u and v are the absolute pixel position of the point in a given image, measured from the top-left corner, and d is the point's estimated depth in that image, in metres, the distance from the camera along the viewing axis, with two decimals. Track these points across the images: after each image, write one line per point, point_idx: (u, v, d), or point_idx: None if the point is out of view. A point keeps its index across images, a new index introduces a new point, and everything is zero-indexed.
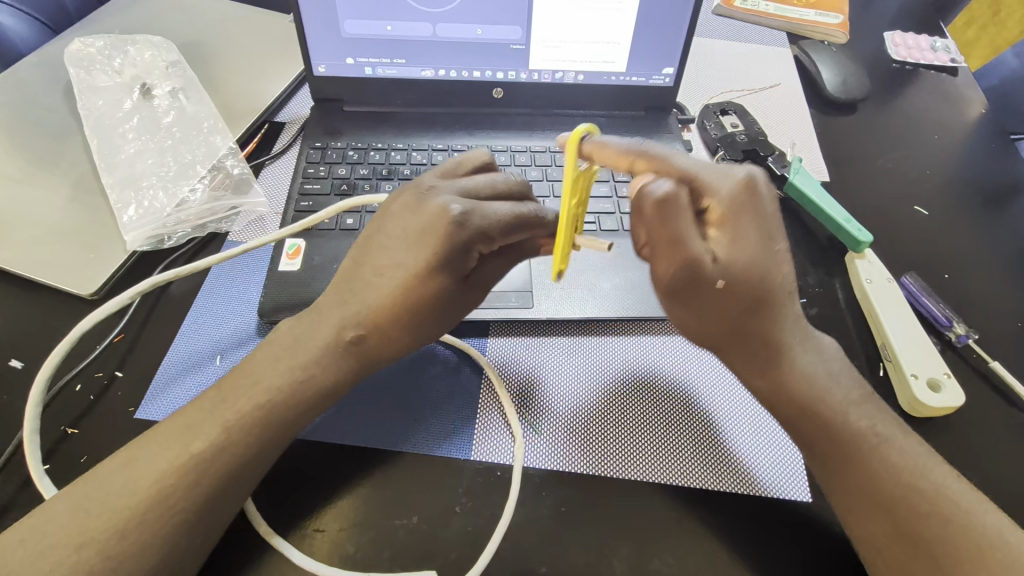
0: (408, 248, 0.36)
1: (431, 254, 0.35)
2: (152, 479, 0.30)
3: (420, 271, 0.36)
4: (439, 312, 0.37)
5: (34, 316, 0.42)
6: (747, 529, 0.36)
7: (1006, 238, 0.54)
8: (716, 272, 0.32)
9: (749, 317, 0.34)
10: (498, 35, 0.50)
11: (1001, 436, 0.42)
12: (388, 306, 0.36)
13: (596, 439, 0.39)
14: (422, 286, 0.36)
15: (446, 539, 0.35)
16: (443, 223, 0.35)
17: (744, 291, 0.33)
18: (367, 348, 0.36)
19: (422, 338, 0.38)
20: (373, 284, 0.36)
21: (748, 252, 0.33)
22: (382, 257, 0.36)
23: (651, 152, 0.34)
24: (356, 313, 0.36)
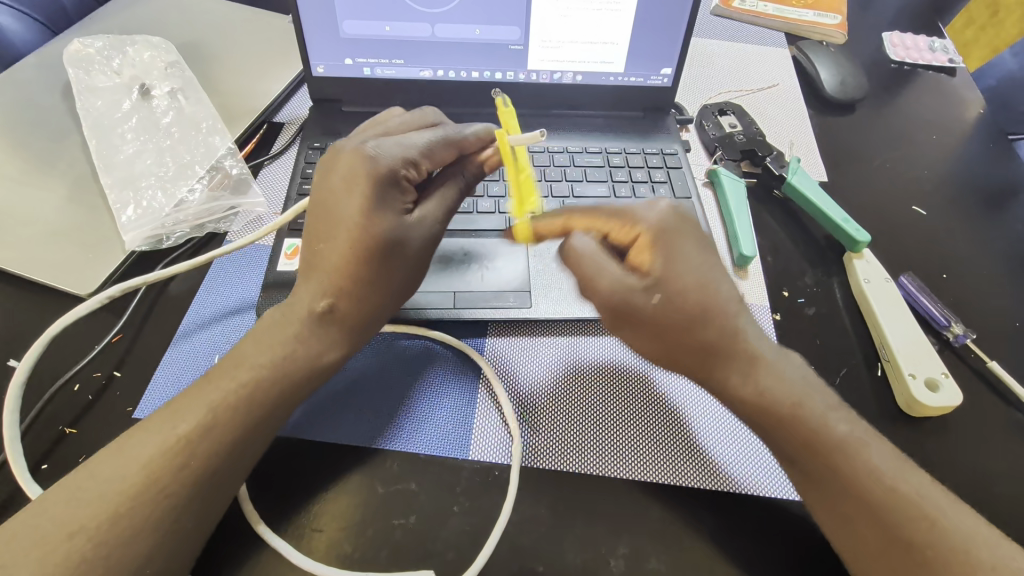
0: (338, 197, 0.36)
1: (360, 194, 0.36)
2: (147, 477, 0.30)
3: (360, 215, 0.36)
4: (393, 251, 0.37)
5: (32, 315, 0.42)
6: (743, 529, 0.36)
7: (1005, 238, 0.54)
8: (649, 300, 0.36)
9: (689, 330, 0.36)
10: (496, 36, 0.50)
11: (999, 436, 0.42)
12: (346, 262, 0.36)
13: (594, 439, 0.40)
14: (369, 229, 0.36)
15: (444, 539, 0.35)
16: (357, 161, 0.37)
17: (681, 303, 0.36)
18: (342, 313, 0.37)
19: (388, 285, 0.38)
20: (326, 248, 0.36)
21: (683, 266, 0.36)
22: (323, 218, 0.37)
23: (582, 209, 0.40)
24: (325, 287, 0.36)
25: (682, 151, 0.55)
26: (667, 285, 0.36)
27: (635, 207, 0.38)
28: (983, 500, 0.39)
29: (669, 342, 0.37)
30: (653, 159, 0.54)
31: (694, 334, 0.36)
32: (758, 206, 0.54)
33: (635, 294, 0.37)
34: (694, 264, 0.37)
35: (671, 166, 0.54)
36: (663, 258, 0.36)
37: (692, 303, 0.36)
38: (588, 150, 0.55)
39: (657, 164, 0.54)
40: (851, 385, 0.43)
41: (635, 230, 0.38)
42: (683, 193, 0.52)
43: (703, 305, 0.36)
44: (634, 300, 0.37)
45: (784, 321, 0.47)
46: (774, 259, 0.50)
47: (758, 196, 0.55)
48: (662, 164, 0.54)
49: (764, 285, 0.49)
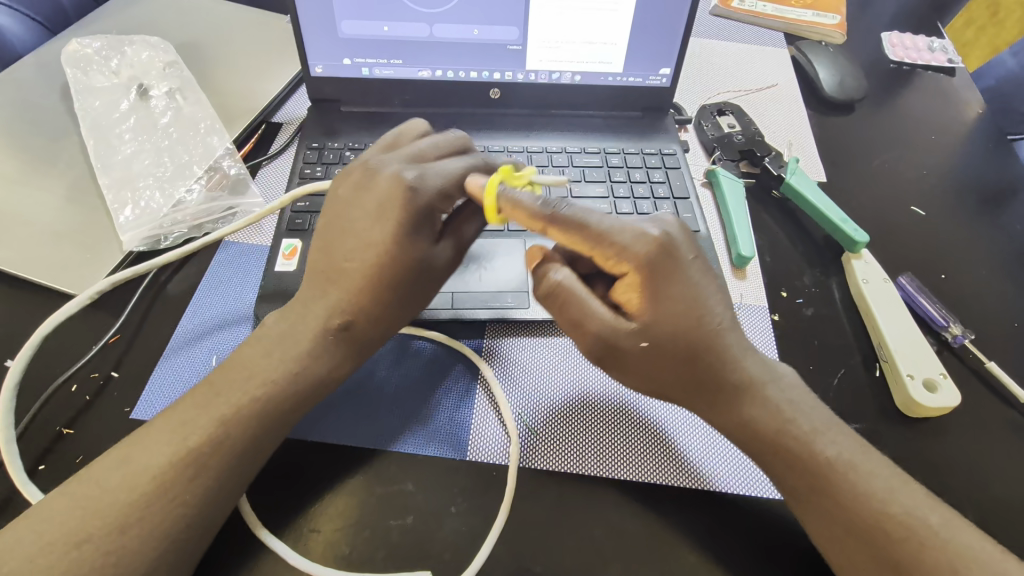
0: (370, 221, 0.36)
1: (394, 224, 0.35)
2: (146, 478, 0.30)
3: (391, 245, 0.35)
4: (414, 280, 0.37)
5: (30, 316, 0.42)
6: (740, 529, 0.36)
7: (1004, 239, 0.54)
8: (636, 348, 0.35)
9: (678, 371, 0.35)
10: (495, 36, 0.50)
11: (997, 436, 0.42)
12: (368, 288, 0.36)
13: (593, 441, 0.39)
14: (397, 258, 0.35)
15: (441, 540, 0.35)
16: (399, 191, 0.35)
17: (670, 351, 0.35)
18: (357, 332, 0.36)
19: (405, 309, 0.38)
20: (348, 270, 0.36)
21: (675, 313, 0.34)
22: (350, 237, 0.36)
23: (562, 221, 0.33)
24: (341, 304, 0.36)
25: (681, 152, 0.55)
26: (656, 333, 0.34)
27: (612, 228, 0.33)
28: (981, 500, 0.39)
29: (661, 375, 0.36)
30: (652, 159, 0.54)
31: (693, 368, 0.35)
32: (756, 206, 0.54)
33: (619, 340, 0.35)
34: (687, 307, 0.34)
35: (669, 166, 0.54)
36: (649, 298, 0.34)
37: (683, 351, 0.35)
38: (586, 151, 0.55)
39: (656, 164, 0.54)
40: (850, 386, 0.43)
41: (621, 265, 0.33)
42: (681, 193, 0.52)
43: (697, 351, 0.35)
44: (620, 343, 0.35)
45: (782, 322, 0.46)
46: (772, 259, 0.50)
47: (756, 196, 0.55)
48: (661, 164, 0.54)
49: (763, 285, 0.48)
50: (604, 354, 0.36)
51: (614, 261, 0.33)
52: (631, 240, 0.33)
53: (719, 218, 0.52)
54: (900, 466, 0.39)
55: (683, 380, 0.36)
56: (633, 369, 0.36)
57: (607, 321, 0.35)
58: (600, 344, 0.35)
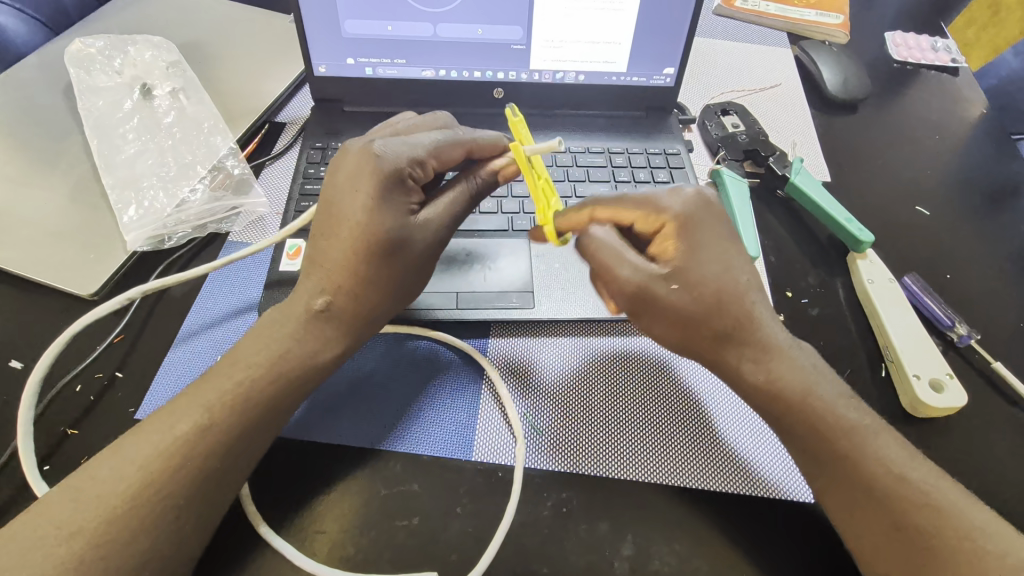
0: (344, 193, 0.36)
1: (365, 194, 0.36)
2: (149, 477, 0.30)
3: (365, 215, 0.36)
4: (394, 250, 0.36)
5: (33, 316, 0.42)
6: (747, 529, 0.36)
7: (1008, 238, 0.54)
8: (664, 289, 0.35)
9: (693, 309, 0.35)
10: (499, 35, 0.50)
11: (1002, 436, 0.42)
12: (349, 263, 0.36)
13: (598, 441, 0.39)
14: (372, 230, 0.36)
15: (447, 541, 0.35)
16: (367, 162, 0.36)
17: (698, 291, 0.35)
18: (338, 312, 0.36)
19: (387, 283, 0.37)
20: (327, 246, 0.36)
21: (704, 254, 0.36)
22: (327, 212, 0.37)
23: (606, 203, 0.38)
24: (321, 282, 0.36)
25: (686, 151, 0.55)
26: (682, 274, 0.35)
27: (659, 195, 0.37)
28: (987, 499, 0.39)
29: (686, 327, 0.36)
30: (656, 159, 0.54)
31: (720, 313, 0.35)
32: (760, 206, 0.54)
33: (647, 283, 0.35)
34: (723, 259, 0.36)
35: (673, 166, 0.54)
36: (686, 245, 0.36)
37: (710, 284, 0.35)
38: (590, 151, 0.55)
39: (660, 165, 0.54)
40: (855, 386, 0.43)
41: (659, 219, 0.36)
42: None
43: (715, 286, 0.35)
44: (649, 293, 0.35)
45: (787, 322, 0.46)
46: (777, 259, 0.50)
47: (761, 196, 0.55)
48: (665, 165, 0.54)
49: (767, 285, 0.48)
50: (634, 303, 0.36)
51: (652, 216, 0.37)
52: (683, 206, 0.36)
53: None
54: None
55: (697, 325, 0.36)
56: (653, 309, 0.36)
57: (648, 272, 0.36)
58: (633, 293, 0.36)
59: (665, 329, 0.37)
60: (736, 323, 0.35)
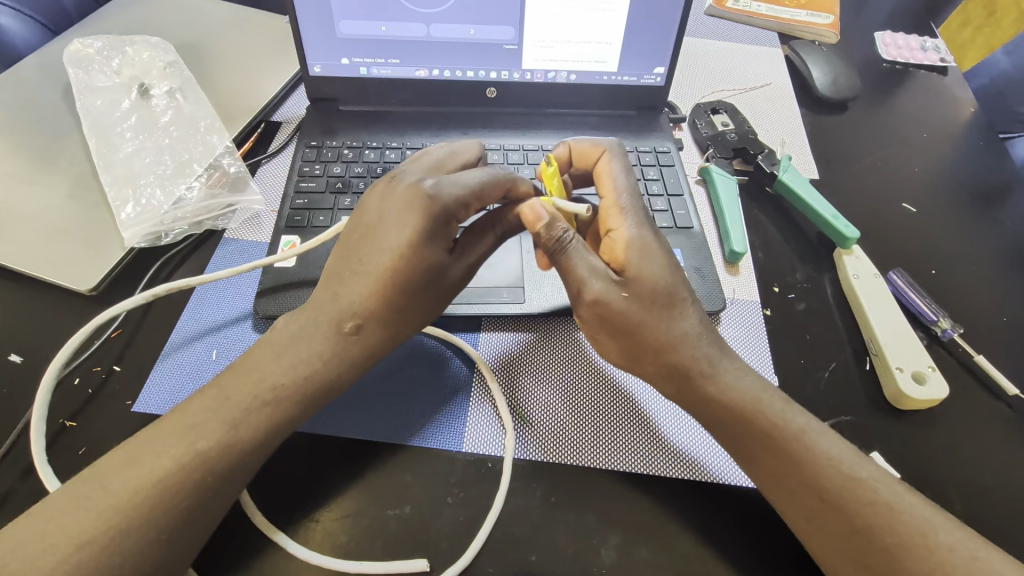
0: (390, 225, 0.37)
1: (412, 231, 0.36)
2: (145, 469, 0.31)
3: (410, 247, 0.36)
4: (426, 286, 0.38)
5: (32, 312, 0.43)
6: (731, 517, 0.37)
7: (994, 235, 0.54)
8: (617, 300, 0.37)
9: (641, 342, 0.38)
10: (491, 36, 0.51)
11: (985, 428, 0.42)
12: (387, 294, 0.36)
13: (588, 434, 0.40)
14: (414, 264, 0.36)
15: (438, 529, 0.36)
16: (420, 199, 0.37)
17: (646, 301, 0.37)
18: (366, 335, 0.37)
19: (413, 311, 0.38)
20: (365, 274, 0.36)
21: (654, 267, 0.38)
22: (368, 244, 0.37)
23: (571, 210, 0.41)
24: (354, 306, 0.36)
25: (676, 150, 0.56)
26: (636, 282, 0.37)
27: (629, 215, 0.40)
28: (969, 490, 0.39)
29: (637, 353, 0.38)
30: (646, 157, 0.55)
31: (669, 352, 0.38)
32: (749, 203, 0.55)
33: (593, 289, 0.37)
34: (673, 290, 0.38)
35: (663, 164, 0.54)
36: (636, 263, 0.38)
37: (657, 335, 0.38)
38: None
39: (650, 162, 0.54)
40: (841, 379, 0.44)
41: (614, 224, 0.40)
42: (675, 191, 0.52)
43: (662, 330, 0.38)
44: (588, 299, 0.37)
45: (775, 317, 0.47)
46: (765, 256, 0.51)
47: (749, 194, 0.56)
48: (655, 162, 0.55)
49: (755, 280, 0.49)
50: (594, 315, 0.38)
51: (611, 216, 0.40)
52: (637, 220, 0.40)
53: (712, 215, 0.53)
54: (889, 458, 0.40)
55: (646, 356, 0.38)
56: (596, 320, 0.38)
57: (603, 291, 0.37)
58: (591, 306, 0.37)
59: (618, 352, 0.40)
60: (679, 362, 0.38)
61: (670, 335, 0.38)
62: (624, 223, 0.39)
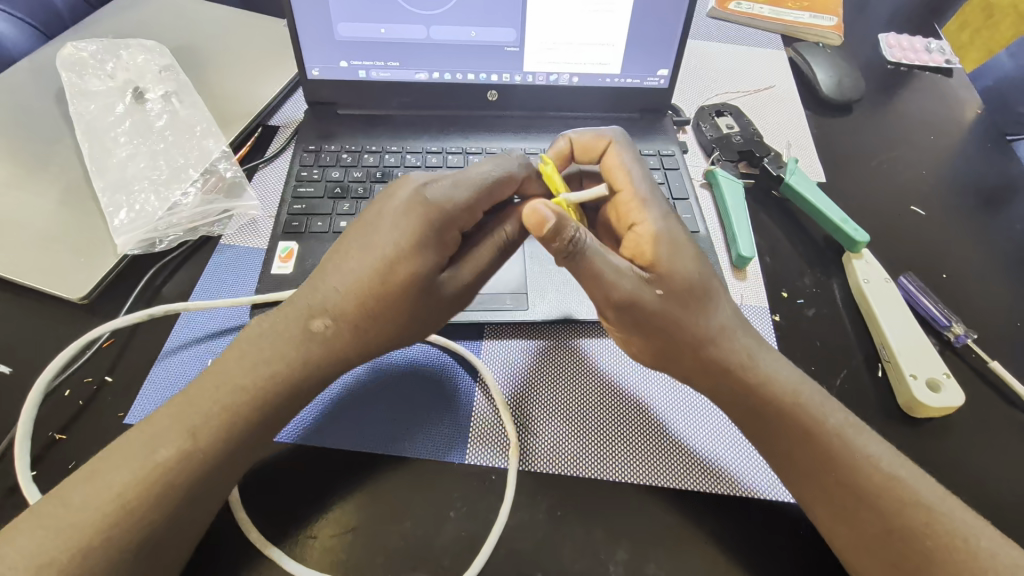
0: (387, 227, 0.36)
1: (407, 238, 0.36)
2: (137, 487, 0.30)
3: (398, 252, 0.35)
4: (416, 297, 0.36)
5: (23, 319, 0.42)
6: (741, 530, 0.36)
7: (1004, 238, 0.54)
8: (649, 295, 0.36)
9: (675, 341, 0.37)
10: (492, 38, 0.50)
11: (1001, 436, 0.41)
12: (365, 296, 0.35)
13: (598, 444, 0.39)
14: (398, 267, 0.35)
15: (440, 545, 0.35)
16: (420, 206, 0.36)
17: (681, 295, 0.37)
18: (337, 338, 0.35)
19: (388, 323, 0.36)
20: (347, 274, 0.36)
21: (682, 262, 0.37)
22: (362, 242, 0.36)
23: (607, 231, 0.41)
24: (326, 302, 0.35)
25: (680, 153, 0.55)
26: (669, 277, 0.37)
27: (648, 202, 0.40)
28: (987, 499, 0.38)
29: (669, 358, 0.38)
30: (651, 160, 0.54)
31: (704, 350, 0.37)
32: (756, 207, 0.54)
33: (626, 283, 0.36)
34: (698, 290, 0.37)
35: (668, 167, 0.53)
36: (663, 250, 0.37)
37: (695, 326, 0.37)
38: None
39: (655, 165, 0.53)
40: (853, 386, 0.43)
41: (636, 216, 0.39)
42: (681, 194, 0.52)
43: (699, 323, 0.37)
44: (621, 295, 0.36)
45: (784, 322, 0.46)
46: (772, 260, 0.50)
47: (756, 197, 0.55)
48: (659, 165, 0.54)
49: (763, 286, 0.48)
50: (625, 321, 0.38)
51: (632, 212, 0.40)
52: (659, 215, 0.39)
53: (718, 219, 0.52)
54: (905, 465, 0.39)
55: (676, 353, 0.38)
56: (631, 322, 0.37)
57: (636, 291, 0.36)
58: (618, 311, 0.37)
59: (649, 351, 0.39)
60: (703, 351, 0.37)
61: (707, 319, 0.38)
62: (648, 216, 0.39)
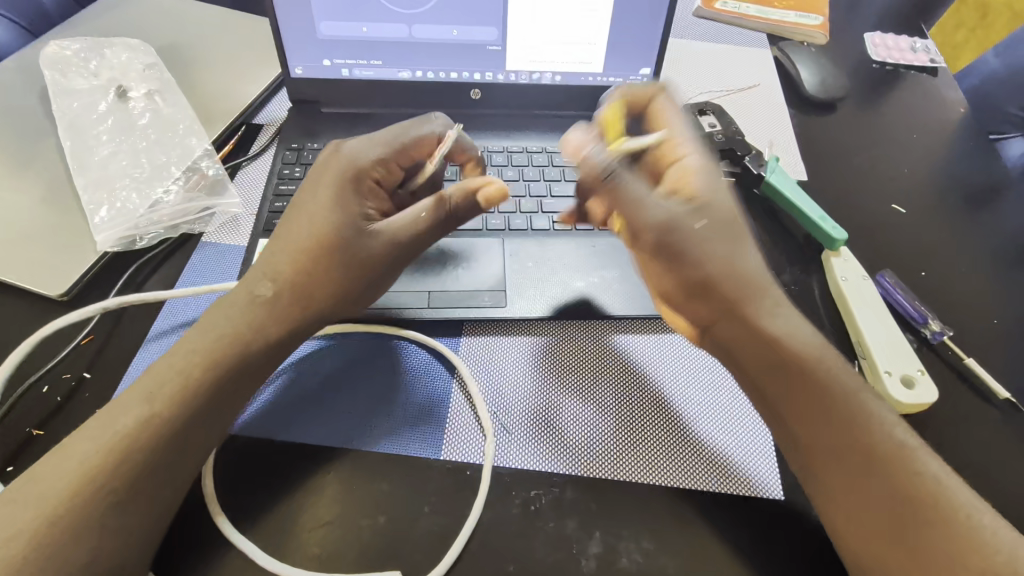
0: (315, 187, 0.39)
1: (330, 196, 0.38)
2: (105, 480, 0.30)
3: (322, 209, 0.37)
4: (339, 248, 0.37)
5: (2, 317, 0.42)
6: (713, 525, 0.36)
7: (985, 236, 0.54)
8: (687, 224, 0.39)
9: (704, 275, 0.39)
10: (474, 37, 0.50)
11: (975, 432, 0.41)
12: (304, 259, 0.36)
13: (576, 440, 0.39)
14: (324, 226, 0.37)
15: (413, 540, 0.35)
16: (338, 164, 0.39)
17: (719, 228, 0.40)
18: (278, 301, 0.36)
19: (325, 283, 0.37)
20: (286, 238, 0.37)
21: (721, 195, 0.41)
22: (301, 211, 0.38)
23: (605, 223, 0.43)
24: (271, 269, 0.36)
25: None
26: (707, 208, 0.40)
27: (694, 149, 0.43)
28: None
29: (712, 301, 0.39)
30: None
31: (720, 288, 0.39)
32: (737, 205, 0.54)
33: (663, 209, 0.39)
34: (734, 235, 0.40)
35: None
36: (705, 188, 0.41)
37: (717, 259, 0.39)
38: None
39: None
40: None
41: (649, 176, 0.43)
42: None
43: (725, 261, 0.39)
44: (677, 227, 0.39)
45: None
46: None
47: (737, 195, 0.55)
48: None
49: None
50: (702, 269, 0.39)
51: (676, 150, 0.43)
52: (700, 156, 0.42)
53: None
54: None
55: (718, 293, 0.39)
56: (679, 258, 0.39)
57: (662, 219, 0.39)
58: (668, 245, 0.39)
59: (681, 292, 0.40)
60: (741, 297, 0.38)
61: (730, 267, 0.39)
62: (688, 156, 0.42)
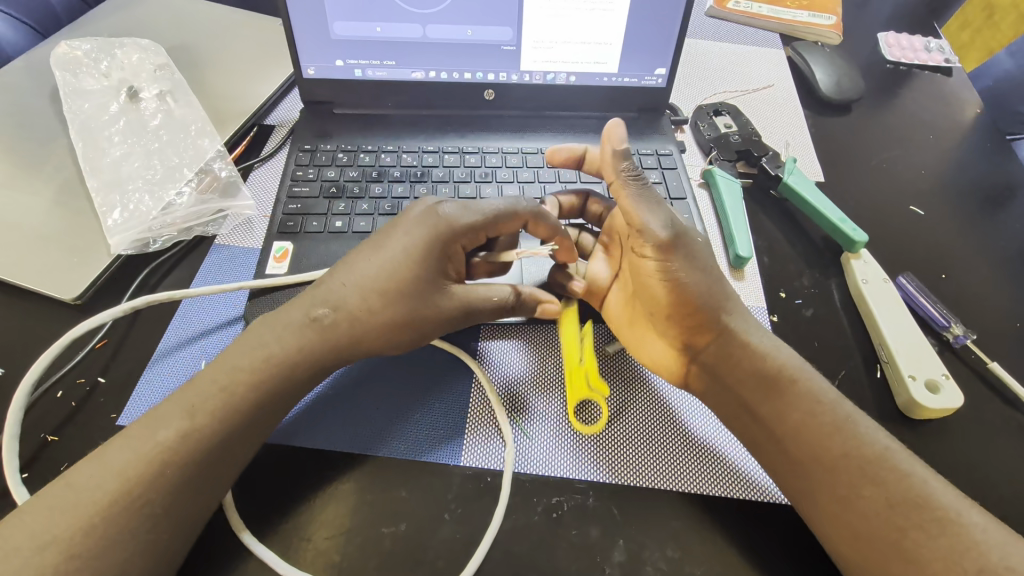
0: (402, 236, 0.38)
1: (417, 248, 0.38)
2: (125, 488, 0.30)
3: (405, 258, 0.37)
4: (412, 303, 0.37)
5: (16, 320, 0.42)
6: (737, 531, 0.36)
7: (1004, 238, 0.53)
8: (674, 232, 0.40)
9: (687, 292, 0.39)
10: (489, 37, 0.50)
11: (1001, 437, 0.41)
12: (371, 295, 0.37)
13: (597, 445, 0.39)
14: (403, 273, 0.37)
15: (434, 547, 0.34)
16: (431, 220, 0.39)
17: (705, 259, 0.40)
18: (331, 324, 0.36)
19: (389, 319, 0.37)
20: (357, 272, 0.37)
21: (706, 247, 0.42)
22: (376, 250, 0.38)
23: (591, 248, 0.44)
24: (326, 295, 0.37)
25: (678, 152, 0.55)
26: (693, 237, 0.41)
27: None
28: (988, 502, 0.38)
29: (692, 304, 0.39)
30: (648, 159, 0.54)
31: (704, 297, 0.39)
32: (754, 207, 0.54)
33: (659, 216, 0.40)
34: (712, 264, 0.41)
35: (665, 166, 0.53)
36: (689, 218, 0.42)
37: (703, 273, 0.40)
38: None
39: (652, 165, 0.53)
40: (851, 387, 0.42)
41: None
42: (678, 194, 0.51)
43: (709, 279, 0.40)
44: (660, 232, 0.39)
45: (782, 322, 0.46)
46: (771, 260, 0.50)
47: (754, 197, 0.54)
48: (657, 165, 0.53)
49: (761, 286, 0.48)
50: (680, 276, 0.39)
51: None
52: None
53: (716, 219, 0.52)
54: None
55: (693, 300, 0.39)
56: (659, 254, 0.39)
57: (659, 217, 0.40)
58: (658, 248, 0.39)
59: (662, 298, 0.40)
60: (716, 311, 0.39)
61: (708, 287, 0.40)
62: None
